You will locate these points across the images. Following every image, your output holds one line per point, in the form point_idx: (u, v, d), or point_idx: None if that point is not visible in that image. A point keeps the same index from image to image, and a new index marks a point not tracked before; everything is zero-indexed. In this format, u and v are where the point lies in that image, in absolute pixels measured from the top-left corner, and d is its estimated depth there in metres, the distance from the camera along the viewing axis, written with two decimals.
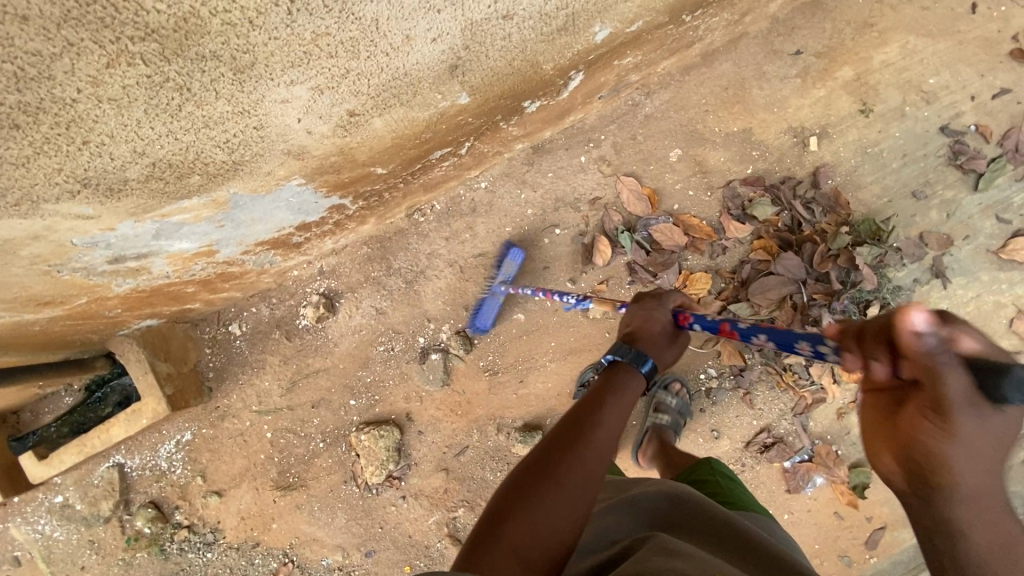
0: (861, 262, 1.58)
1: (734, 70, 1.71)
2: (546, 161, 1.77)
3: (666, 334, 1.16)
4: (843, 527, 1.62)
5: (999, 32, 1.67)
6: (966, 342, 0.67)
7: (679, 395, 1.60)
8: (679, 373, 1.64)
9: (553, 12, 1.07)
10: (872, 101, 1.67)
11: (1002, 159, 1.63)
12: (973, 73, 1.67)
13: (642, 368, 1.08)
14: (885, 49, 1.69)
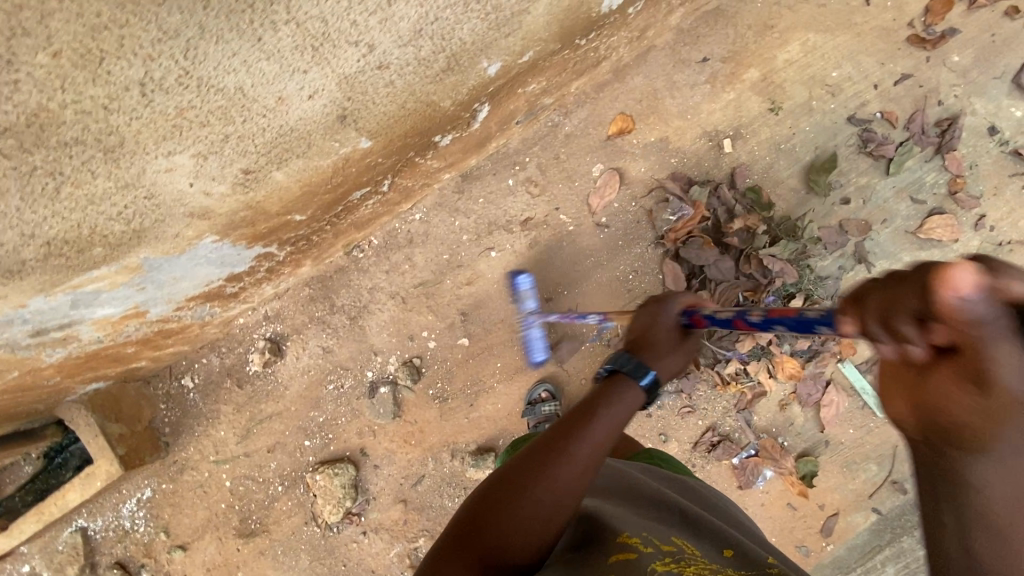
0: (778, 259, 1.63)
1: (646, 82, 1.76)
2: (475, 188, 1.81)
3: (674, 336, 1.07)
4: (797, 517, 1.66)
5: (895, 20, 1.72)
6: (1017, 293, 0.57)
7: None
8: None
9: (430, 57, 1.11)
10: (779, 99, 1.73)
11: (908, 142, 1.68)
12: (874, 62, 1.72)
13: (642, 380, 0.99)
14: (788, 48, 1.74)
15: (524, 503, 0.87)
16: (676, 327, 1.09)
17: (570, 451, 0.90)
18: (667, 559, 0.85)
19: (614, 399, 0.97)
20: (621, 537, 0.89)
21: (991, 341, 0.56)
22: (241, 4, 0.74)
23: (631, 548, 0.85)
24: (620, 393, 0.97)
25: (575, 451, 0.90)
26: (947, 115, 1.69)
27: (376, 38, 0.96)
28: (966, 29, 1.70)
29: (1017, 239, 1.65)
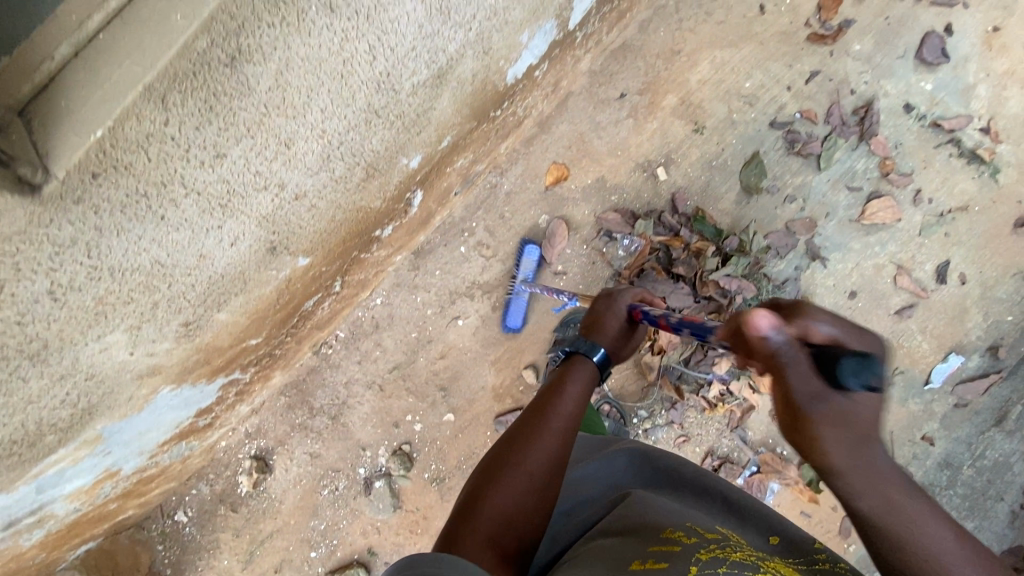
0: (732, 278, 1.66)
1: (572, 128, 1.80)
2: (430, 261, 1.82)
3: (623, 331, 1.24)
4: (813, 524, 1.64)
5: (793, 23, 1.78)
6: (814, 331, 0.79)
7: (611, 416, 1.64)
8: (611, 396, 1.67)
9: (347, 173, 1.13)
10: (702, 118, 1.78)
11: (832, 136, 1.72)
12: (783, 66, 1.78)
13: (594, 356, 1.17)
14: (698, 68, 1.79)
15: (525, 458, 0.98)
16: (624, 320, 1.25)
17: (566, 393, 1.10)
18: (712, 547, 0.80)
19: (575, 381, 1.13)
20: (663, 531, 0.85)
21: (787, 365, 0.76)
22: (133, 197, 0.75)
23: (674, 541, 0.81)
24: (576, 370, 1.15)
25: (570, 393, 1.10)
26: (862, 102, 1.74)
27: (284, 177, 0.97)
28: (861, 17, 1.76)
29: (956, 207, 1.68)
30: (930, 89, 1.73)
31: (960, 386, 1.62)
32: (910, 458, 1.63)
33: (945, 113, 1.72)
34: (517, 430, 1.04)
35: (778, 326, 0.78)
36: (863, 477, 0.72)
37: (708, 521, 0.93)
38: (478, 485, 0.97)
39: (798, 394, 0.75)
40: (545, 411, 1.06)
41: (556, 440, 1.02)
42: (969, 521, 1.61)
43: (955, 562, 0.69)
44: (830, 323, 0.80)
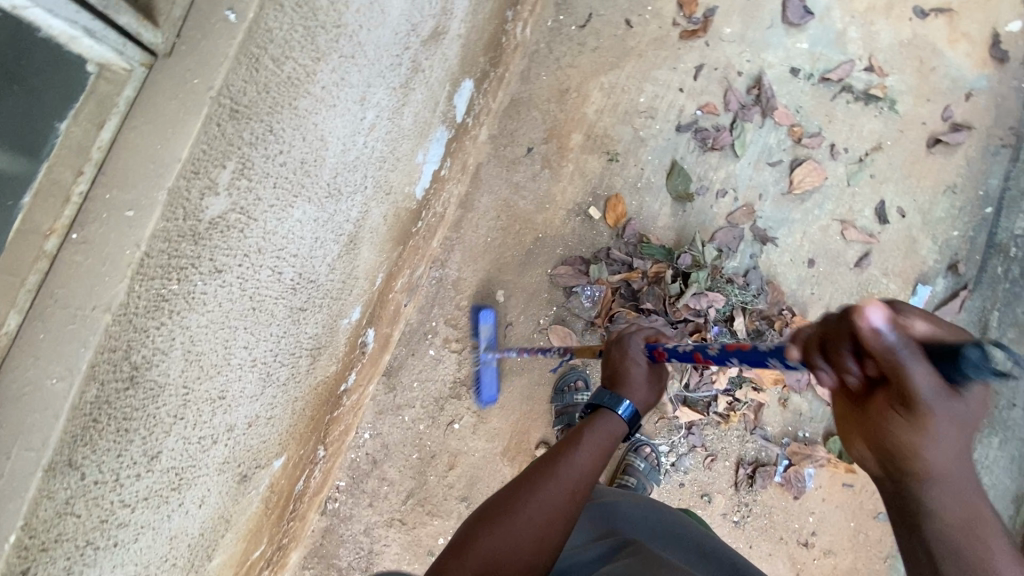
0: (699, 293, 1.64)
1: (494, 198, 1.76)
2: (404, 378, 1.74)
3: (647, 375, 1.05)
4: (859, 492, 1.65)
5: (662, 27, 1.79)
6: (919, 326, 0.60)
7: (648, 459, 1.62)
8: (645, 436, 1.65)
9: (295, 369, 1.05)
10: (612, 146, 1.77)
11: (737, 122, 1.74)
12: (668, 70, 1.78)
13: (620, 411, 0.97)
14: (591, 99, 1.78)
15: (534, 501, 0.82)
16: (646, 361, 1.06)
17: (591, 430, 0.94)
18: None
19: (604, 419, 0.96)
20: None
21: (908, 369, 0.56)
22: (77, 555, 0.65)
23: None
24: (604, 422, 0.96)
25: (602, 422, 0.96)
26: (752, 80, 1.76)
27: (230, 419, 0.88)
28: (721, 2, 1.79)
29: (871, 148, 1.73)
30: (807, 47, 1.76)
31: (937, 312, 1.67)
32: None
33: (829, 65, 1.76)
34: (541, 457, 0.91)
35: (897, 323, 0.56)
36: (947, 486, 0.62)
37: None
38: (484, 511, 0.84)
39: (918, 395, 0.57)
40: (562, 452, 0.90)
41: (583, 461, 0.88)
42: (994, 438, 1.60)
43: None
44: (928, 320, 0.61)
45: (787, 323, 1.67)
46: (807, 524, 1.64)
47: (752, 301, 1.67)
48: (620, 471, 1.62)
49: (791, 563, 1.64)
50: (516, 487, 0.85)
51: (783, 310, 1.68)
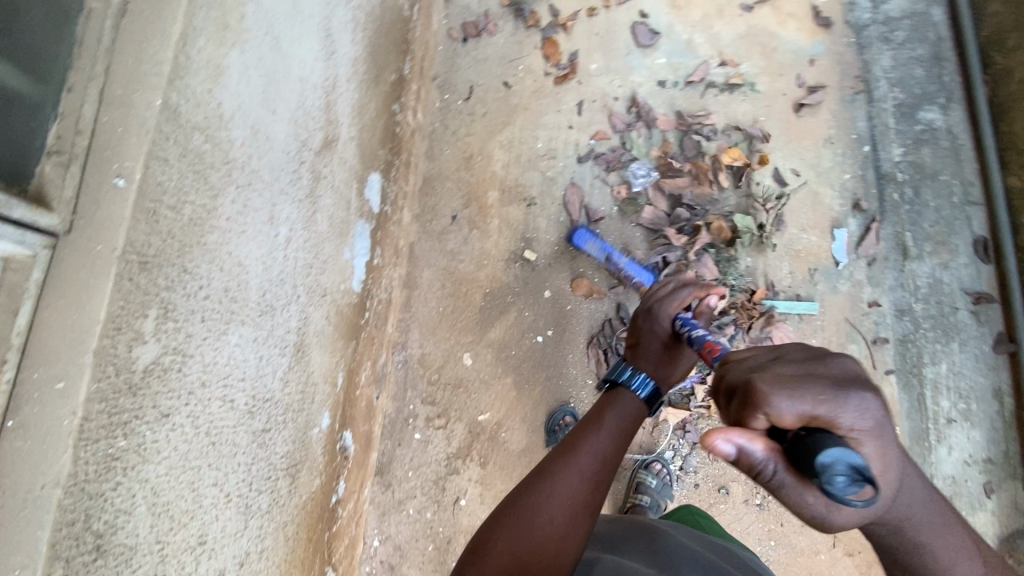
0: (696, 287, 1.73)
1: (434, 270, 1.82)
2: (398, 470, 1.72)
3: (665, 348, 1.11)
4: None
5: (537, 79, 1.96)
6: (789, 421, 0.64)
7: (660, 476, 1.63)
8: (657, 452, 1.67)
9: (274, 494, 1.03)
10: (527, 191, 1.87)
11: (627, 139, 1.88)
12: (554, 113, 1.93)
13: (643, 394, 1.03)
14: (495, 157, 1.90)
15: (549, 491, 0.86)
16: (666, 335, 1.13)
17: (607, 417, 0.99)
18: None
19: (619, 407, 1.01)
20: None
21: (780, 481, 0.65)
22: None
23: None
24: (619, 405, 1.01)
25: (618, 407, 1.01)
26: (628, 101, 1.93)
27: (217, 565, 0.86)
28: (579, 44, 1.98)
29: (750, 127, 1.90)
30: (665, 61, 1.96)
31: (860, 248, 1.78)
32: (875, 328, 1.73)
33: (688, 70, 1.95)
34: (557, 447, 0.95)
35: (743, 447, 0.65)
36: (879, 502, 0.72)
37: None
38: (502, 510, 0.87)
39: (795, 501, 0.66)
40: (579, 442, 0.94)
41: (601, 448, 0.93)
42: (952, 344, 1.68)
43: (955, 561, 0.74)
44: (801, 397, 0.64)
45: (752, 295, 1.74)
46: None
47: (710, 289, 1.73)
48: (633, 488, 1.63)
49: None
50: (534, 479, 0.89)
51: (744, 290, 1.74)
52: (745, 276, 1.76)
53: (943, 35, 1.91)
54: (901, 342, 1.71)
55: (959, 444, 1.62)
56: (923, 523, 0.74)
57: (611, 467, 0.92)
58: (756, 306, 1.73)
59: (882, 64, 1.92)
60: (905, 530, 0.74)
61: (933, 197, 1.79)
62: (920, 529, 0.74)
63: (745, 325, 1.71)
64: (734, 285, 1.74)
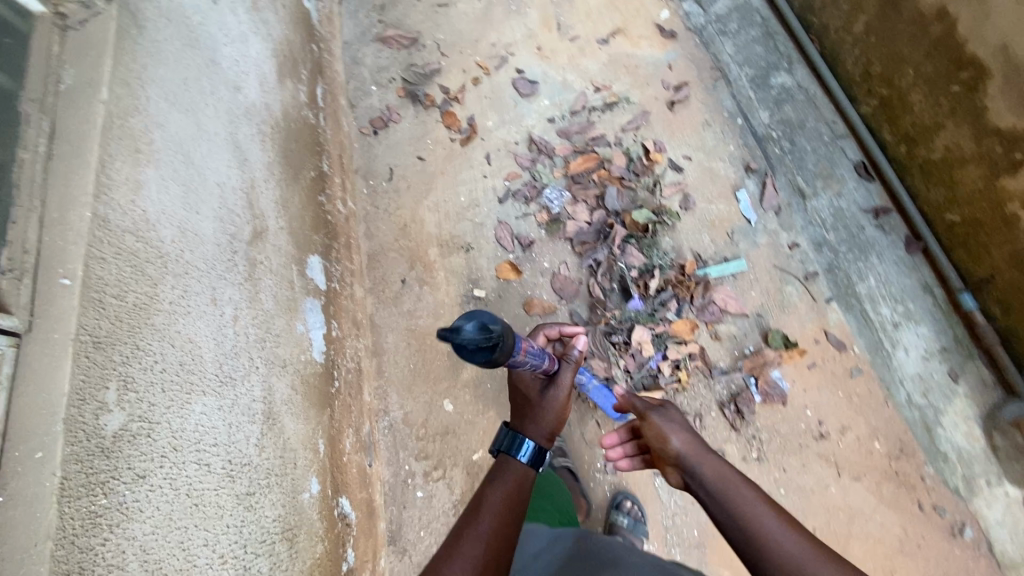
0: (630, 278, 1.87)
1: (397, 334, 1.94)
2: (410, 533, 1.73)
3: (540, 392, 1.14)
4: (825, 366, 1.75)
5: (444, 146, 2.20)
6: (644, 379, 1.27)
7: (632, 512, 1.63)
8: (625, 490, 1.68)
9: (274, 559, 1.07)
10: (462, 240, 2.04)
11: (535, 172, 2.10)
12: (466, 169, 2.15)
13: (523, 455, 1.05)
14: (426, 219, 2.09)
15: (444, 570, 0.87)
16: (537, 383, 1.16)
17: (496, 490, 1.00)
18: None
19: (506, 479, 1.02)
20: None
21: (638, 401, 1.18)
22: None
23: None
24: (502, 473, 1.03)
25: (504, 472, 1.03)
26: (527, 141, 2.17)
27: None
28: (473, 109, 2.25)
29: (637, 132, 2.13)
30: (548, 101, 2.23)
31: (763, 202, 1.96)
32: (803, 266, 1.87)
33: (569, 102, 2.21)
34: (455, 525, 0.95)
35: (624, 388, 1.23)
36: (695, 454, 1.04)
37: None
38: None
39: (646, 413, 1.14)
40: (471, 520, 0.94)
41: (491, 529, 0.93)
42: (872, 259, 1.83)
43: (769, 524, 0.89)
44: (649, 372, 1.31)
45: (683, 270, 1.88)
46: (811, 419, 1.70)
47: (643, 271, 1.87)
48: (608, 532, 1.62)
49: (824, 460, 1.66)
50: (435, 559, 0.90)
51: (674, 265, 1.89)
52: (671, 254, 1.91)
53: (767, 16, 2.23)
54: (829, 271, 1.85)
55: (912, 343, 1.72)
56: (743, 500, 0.93)
57: (503, 550, 0.92)
58: (691, 278, 1.86)
59: (728, 52, 2.21)
60: (727, 503, 0.94)
61: (808, 142, 2.01)
62: (733, 490, 0.95)
63: (687, 297, 1.84)
64: (661, 265, 1.88)
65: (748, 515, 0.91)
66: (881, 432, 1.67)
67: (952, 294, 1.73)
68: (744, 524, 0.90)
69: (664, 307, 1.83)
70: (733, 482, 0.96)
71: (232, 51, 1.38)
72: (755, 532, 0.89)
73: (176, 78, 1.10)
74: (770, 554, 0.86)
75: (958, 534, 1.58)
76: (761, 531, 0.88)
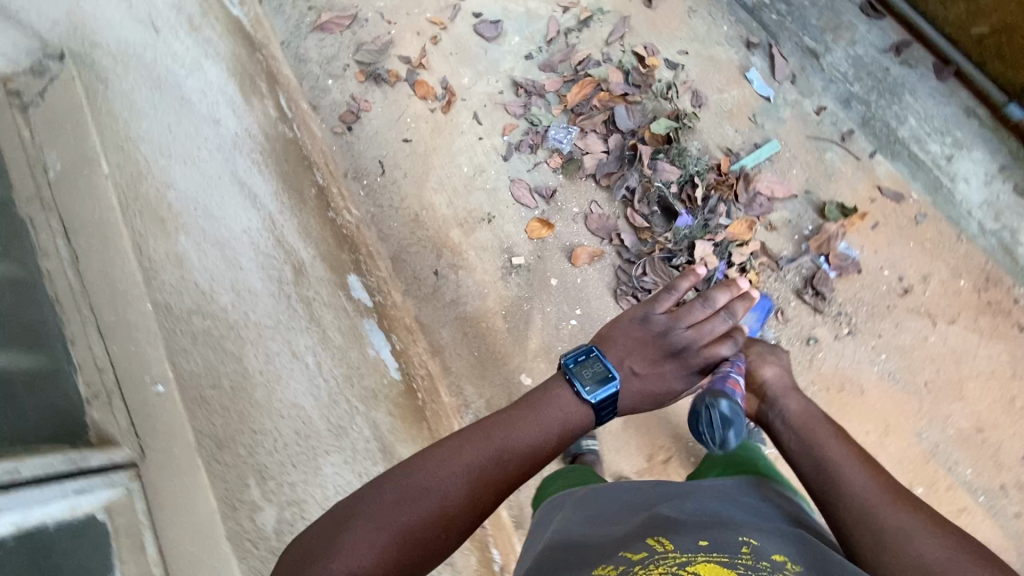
0: (670, 194, 1.77)
1: (450, 328, 1.80)
2: None
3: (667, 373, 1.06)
4: (889, 222, 1.70)
5: (427, 117, 1.99)
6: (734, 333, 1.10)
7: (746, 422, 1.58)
8: None
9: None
10: (481, 210, 1.89)
11: (532, 117, 1.95)
12: (459, 134, 1.97)
13: (592, 399, 0.96)
14: (436, 200, 1.91)
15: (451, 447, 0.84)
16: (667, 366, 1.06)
17: (547, 409, 0.94)
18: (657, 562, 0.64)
19: (554, 400, 0.95)
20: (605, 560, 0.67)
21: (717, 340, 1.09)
22: None
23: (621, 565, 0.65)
24: (555, 399, 0.95)
25: (546, 417, 0.93)
26: (512, 86, 2.00)
27: None
28: (443, 69, 2.04)
29: (623, 41, 1.98)
30: (519, 37, 2.04)
31: (776, 74, 1.84)
32: (838, 128, 1.79)
33: (541, 32, 2.03)
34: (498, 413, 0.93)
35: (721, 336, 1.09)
36: (786, 399, 1.05)
37: (683, 537, 0.69)
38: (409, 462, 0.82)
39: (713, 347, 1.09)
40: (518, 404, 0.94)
41: (528, 437, 0.89)
42: (906, 99, 1.76)
43: (856, 476, 0.82)
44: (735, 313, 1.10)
45: (719, 170, 1.79)
46: (891, 278, 1.66)
47: (681, 183, 1.78)
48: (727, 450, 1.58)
49: (917, 314, 1.64)
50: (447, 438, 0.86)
51: (710, 168, 1.79)
52: (703, 158, 1.81)
53: None
54: (865, 125, 1.77)
55: (970, 172, 1.69)
56: (828, 444, 0.90)
57: (515, 457, 0.87)
58: (730, 176, 1.77)
59: None
60: (805, 442, 0.93)
61: None
62: (818, 434, 0.94)
63: (732, 196, 1.75)
64: (697, 171, 1.78)
65: (832, 461, 0.86)
66: (963, 269, 1.66)
67: (996, 110, 1.72)
68: (819, 463, 0.88)
69: (713, 213, 1.74)
70: (819, 431, 0.94)
71: (194, 82, 1.32)
72: (837, 475, 0.84)
73: (162, 127, 1.11)
74: (838, 486, 0.82)
75: None
76: (839, 472, 0.84)
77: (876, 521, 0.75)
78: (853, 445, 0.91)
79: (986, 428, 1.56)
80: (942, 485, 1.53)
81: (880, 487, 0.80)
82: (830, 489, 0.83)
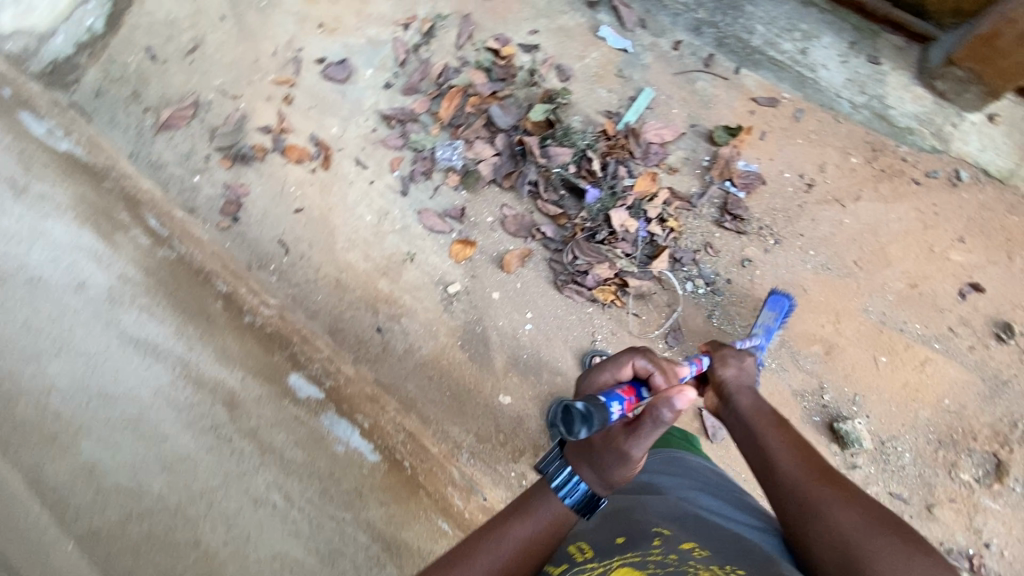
0: (571, 174, 1.77)
1: (411, 381, 1.71)
2: None
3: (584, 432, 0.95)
4: (774, 128, 1.77)
5: (308, 180, 1.89)
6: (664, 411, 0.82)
7: None
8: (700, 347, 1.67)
9: None
10: (400, 252, 1.82)
11: (414, 144, 1.89)
12: (348, 185, 1.89)
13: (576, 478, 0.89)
14: (349, 258, 1.82)
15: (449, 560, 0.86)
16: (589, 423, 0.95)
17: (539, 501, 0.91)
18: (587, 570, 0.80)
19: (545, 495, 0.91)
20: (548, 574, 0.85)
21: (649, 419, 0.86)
22: None
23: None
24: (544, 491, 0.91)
25: (537, 511, 0.90)
26: (383, 120, 1.93)
27: None
28: (306, 125, 1.94)
29: (473, 40, 1.94)
30: (371, 69, 1.97)
31: (626, 25, 1.87)
32: (699, 57, 1.84)
33: (391, 57, 1.97)
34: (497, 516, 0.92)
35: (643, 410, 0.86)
36: (744, 393, 1.09)
37: (606, 540, 0.85)
38: None
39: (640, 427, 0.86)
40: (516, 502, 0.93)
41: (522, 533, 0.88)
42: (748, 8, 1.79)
43: (785, 461, 0.88)
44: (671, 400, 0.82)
45: (607, 134, 1.80)
46: (793, 178, 1.74)
47: (578, 160, 1.77)
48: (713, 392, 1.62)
49: (828, 202, 1.72)
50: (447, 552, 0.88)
51: (598, 135, 1.80)
52: (589, 128, 1.82)
53: None
54: (722, 46, 1.82)
55: (826, 58, 1.75)
56: (766, 435, 0.96)
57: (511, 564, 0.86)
58: (618, 136, 1.79)
59: None
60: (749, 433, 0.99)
61: None
62: (760, 425, 0.99)
63: (628, 155, 1.78)
64: (588, 143, 1.78)
65: (767, 449, 0.93)
66: (851, 146, 1.75)
67: None
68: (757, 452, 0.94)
69: (616, 178, 1.76)
70: (762, 421, 1.00)
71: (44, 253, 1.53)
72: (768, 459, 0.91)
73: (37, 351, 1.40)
74: (771, 470, 0.89)
75: (957, 180, 1.71)
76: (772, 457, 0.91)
77: (800, 496, 0.82)
78: (794, 433, 0.95)
79: (918, 281, 1.67)
80: (900, 347, 1.63)
81: (807, 469, 0.86)
82: (765, 473, 0.89)
